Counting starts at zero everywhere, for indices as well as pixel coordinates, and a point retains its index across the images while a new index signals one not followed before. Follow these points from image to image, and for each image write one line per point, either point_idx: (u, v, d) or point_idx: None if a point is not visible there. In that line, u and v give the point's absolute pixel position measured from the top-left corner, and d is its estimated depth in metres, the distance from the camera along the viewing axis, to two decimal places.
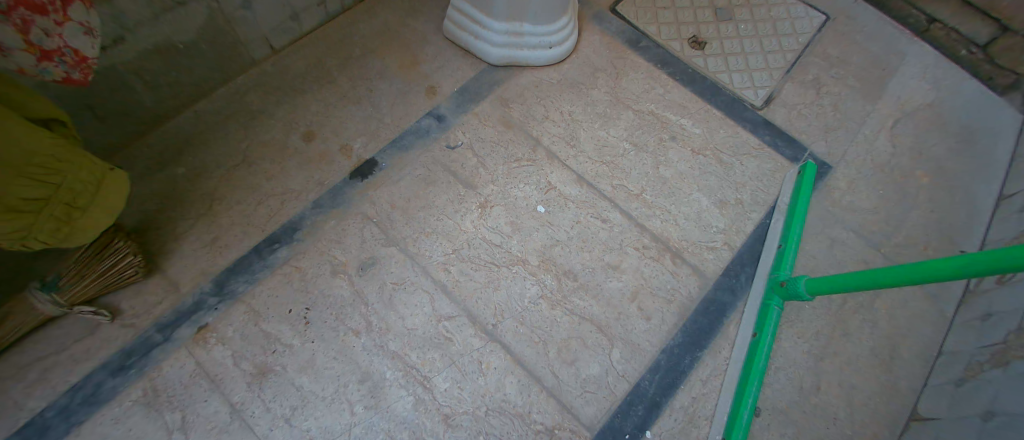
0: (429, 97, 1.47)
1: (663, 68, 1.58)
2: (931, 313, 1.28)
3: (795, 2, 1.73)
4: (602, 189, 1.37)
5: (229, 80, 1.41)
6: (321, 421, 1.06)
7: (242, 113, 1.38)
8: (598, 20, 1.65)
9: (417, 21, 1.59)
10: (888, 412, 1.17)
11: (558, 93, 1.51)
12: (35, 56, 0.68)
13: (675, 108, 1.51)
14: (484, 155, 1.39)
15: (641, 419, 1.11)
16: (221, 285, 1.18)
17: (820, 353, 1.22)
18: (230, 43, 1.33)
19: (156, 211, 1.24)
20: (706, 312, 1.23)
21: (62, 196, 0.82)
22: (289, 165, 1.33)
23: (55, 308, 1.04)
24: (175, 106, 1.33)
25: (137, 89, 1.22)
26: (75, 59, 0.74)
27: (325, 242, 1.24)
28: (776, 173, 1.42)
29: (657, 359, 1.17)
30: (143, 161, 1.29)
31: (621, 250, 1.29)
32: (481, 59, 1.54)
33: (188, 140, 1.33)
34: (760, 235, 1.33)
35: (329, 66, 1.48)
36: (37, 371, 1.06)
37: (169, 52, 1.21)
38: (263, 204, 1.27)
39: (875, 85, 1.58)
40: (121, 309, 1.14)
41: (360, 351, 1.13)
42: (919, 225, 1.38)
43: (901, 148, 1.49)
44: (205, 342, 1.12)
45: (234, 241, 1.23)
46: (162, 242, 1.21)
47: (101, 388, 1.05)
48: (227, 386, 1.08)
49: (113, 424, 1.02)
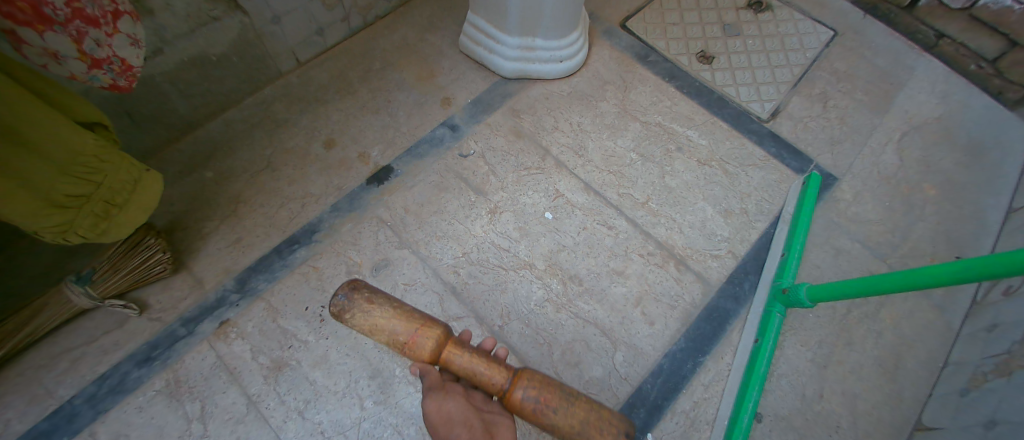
0: (444, 107, 1.53)
1: (671, 81, 1.62)
2: (937, 324, 1.28)
3: (803, 17, 1.76)
4: (609, 197, 1.40)
5: (257, 89, 1.49)
6: (332, 414, 1.11)
7: (267, 122, 1.46)
8: (608, 35, 1.71)
9: (434, 36, 1.66)
10: (892, 422, 1.17)
11: (568, 105, 1.56)
12: (87, 64, 0.75)
13: (682, 121, 1.55)
14: (495, 163, 1.44)
15: (642, 421, 1.14)
16: (242, 282, 1.24)
17: (824, 362, 1.23)
18: (258, 55, 1.41)
19: (184, 212, 1.31)
20: (709, 319, 1.25)
21: (102, 194, 0.89)
22: (310, 170, 1.39)
23: (88, 300, 1.10)
24: (206, 114, 1.41)
25: (172, 98, 1.30)
26: (122, 67, 0.82)
27: (341, 243, 1.30)
28: (781, 184, 1.45)
29: (660, 363, 1.20)
30: (174, 165, 1.37)
31: (626, 256, 1.32)
32: (494, 72, 1.60)
33: (216, 146, 1.41)
34: (764, 244, 1.35)
35: (349, 77, 1.55)
36: (69, 360, 1.12)
37: (203, 64, 1.30)
38: (285, 207, 1.34)
39: (882, 99, 1.60)
40: (149, 304, 1.20)
41: (372, 348, 1.18)
42: (926, 237, 1.39)
43: (907, 161, 1.50)
44: (225, 336, 1.17)
45: (257, 241, 1.29)
46: (189, 241, 1.28)
47: (128, 378, 1.11)
48: (245, 378, 1.13)
49: (137, 413, 1.08)
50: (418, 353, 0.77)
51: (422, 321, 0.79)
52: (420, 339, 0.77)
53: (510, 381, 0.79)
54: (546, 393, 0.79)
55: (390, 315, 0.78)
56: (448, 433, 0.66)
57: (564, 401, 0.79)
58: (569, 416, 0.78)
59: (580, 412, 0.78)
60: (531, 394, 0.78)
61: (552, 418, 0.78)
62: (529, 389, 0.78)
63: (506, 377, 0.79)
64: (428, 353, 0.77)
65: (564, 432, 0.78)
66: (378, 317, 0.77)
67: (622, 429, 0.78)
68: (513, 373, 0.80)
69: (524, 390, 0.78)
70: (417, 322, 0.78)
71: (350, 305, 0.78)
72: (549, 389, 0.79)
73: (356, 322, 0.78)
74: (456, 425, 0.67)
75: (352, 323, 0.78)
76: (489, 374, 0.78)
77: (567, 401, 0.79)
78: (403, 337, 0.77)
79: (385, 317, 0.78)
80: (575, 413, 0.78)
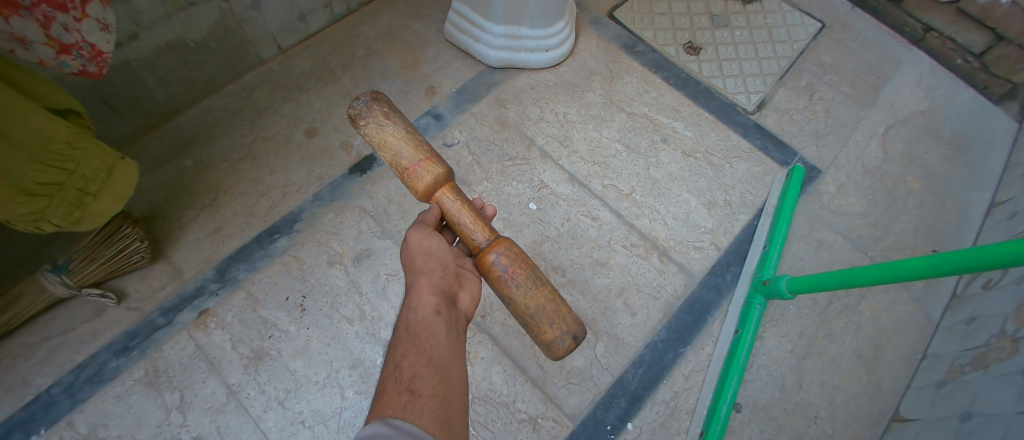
0: (428, 96, 1.51)
1: (657, 72, 1.62)
2: (917, 317, 1.29)
3: (792, 9, 1.75)
4: (593, 188, 1.40)
5: (238, 76, 1.47)
6: (313, 404, 1.11)
7: (248, 109, 1.44)
8: (595, 25, 1.69)
9: (420, 23, 1.64)
10: (869, 413, 1.19)
11: (553, 95, 1.55)
12: (55, 50, 0.73)
13: (668, 112, 1.54)
14: (480, 153, 1.43)
15: (622, 411, 1.14)
16: (223, 272, 1.23)
17: (803, 353, 1.24)
18: (238, 41, 1.39)
19: (163, 201, 1.29)
20: (691, 310, 1.26)
21: (76, 182, 0.88)
22: (291, 159, 1.38)
23: (64, 289, 1.09)
24: (185, 101, 1.39)
25: (149, 84, 1.28)
26: (92, 53, 0.79)
27: (323, 233, 1.29)
28: (765, 176, 1.45)
29: (641, 354, 1.20)
30: (153, 153, 1.35)
31: (610, 247, 1.32)
32: (480, 61, 1.59)
33: (196, 133, 1.39)
34: (747, 236, 1.36)
35: (333, 65, 1.53)
36: (45, 350, 1.11)
37: (180, 50, 1.28)
38: (266, 196, 1.33)
39: (868, 92, 1.61)
40: (127, 293, 1.18)
41: (353, 338, 1.18)
42: (908, 230, 1.40)
43: (892, 154, 1.51)
44: (205, 326, 1.16)
45: (237, 230, 1.28)
46: (168, 230, 1.26)
47: (105, 368, 1.10)
48: (225, 368, 1.13)
49: (115, 402, 1.08)
50: (412, 181, 0.83)
51: (427, 155, 0.85)
52: (419, 170, 0.83)
53: (489, 243, 0.85)
54: (515, 266, 0.83)
55: (401, 137, 0.84)
56: (423, 263, 0.80)
57: (529, 280, 0.83)
58: (526, 295, 0.82)
59: (538, 297, 0.83)
60: (503, 261, 0.83)
61: (510, 290, 0.83)
62: (501, 256, 0.83)
63: (487, 237, 0.85)
64: (421, 185, 0.83)
65: (516, 306, 0.83)
66: (389, 134, 0.84)
67: (570, 331, 0.83)
68: (494, 238, 0.86)
69: (497, 254, 0.82)
70: (423, 155, 0.84)
71: (369, 114, 0.85)
72: (520, 264, 0.84)
73: (368, 132, 0.85)
74: (432, 259, 0.79)
75: (364, 131, 0.85)
76: (471, 228, 0.85)
77: (532, 283, 0.83)
78: (406, 162, 0.83)
79: (396, 137, 0.84)
80: (534, 296, 0.83)
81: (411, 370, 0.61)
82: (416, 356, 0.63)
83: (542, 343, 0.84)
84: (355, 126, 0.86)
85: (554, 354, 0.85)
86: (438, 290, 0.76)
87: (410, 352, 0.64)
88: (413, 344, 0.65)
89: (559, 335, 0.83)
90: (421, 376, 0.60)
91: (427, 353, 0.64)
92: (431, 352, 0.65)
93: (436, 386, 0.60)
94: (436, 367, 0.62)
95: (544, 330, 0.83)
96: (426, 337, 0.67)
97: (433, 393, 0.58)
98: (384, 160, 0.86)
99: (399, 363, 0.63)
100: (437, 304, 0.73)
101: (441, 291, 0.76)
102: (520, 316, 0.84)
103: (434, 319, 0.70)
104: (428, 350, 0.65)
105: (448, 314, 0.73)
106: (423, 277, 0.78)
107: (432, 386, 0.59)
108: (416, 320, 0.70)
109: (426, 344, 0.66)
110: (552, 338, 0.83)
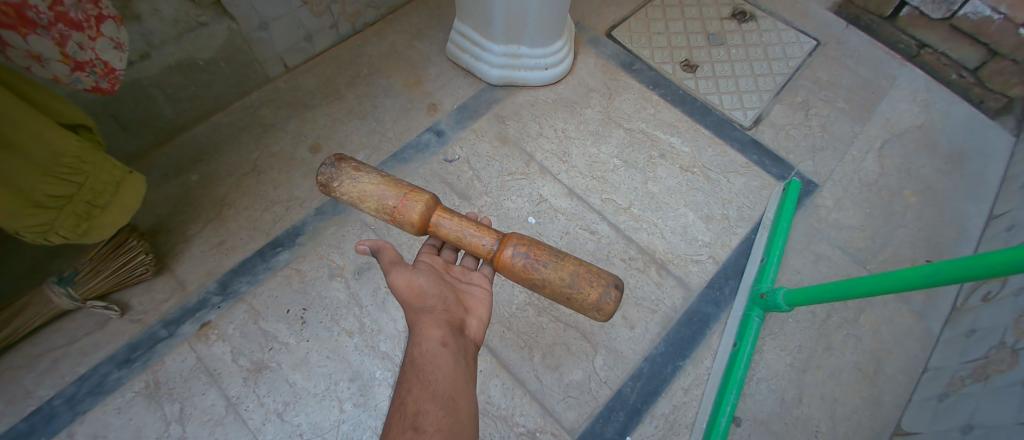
0: (430, 113, 1.55)
1: (655, 89, 1.65)
2: (918, 330, 1.29)
3: (786, 28, 1.79)
4: (591, 202, 1.42)
5: (244, 94, 1.51)
6: (311, 417, 1.11)
7: (254, 126, 1.47)
8: (593, 44, 1.74)
9: (423, 43, 1.69)
10: (870, 427, 1.18)
11: (552, 111, 1.58)
12: (70, 67, 0.76)
13: (665, 128, 1.57)
14: (480, 168, 1.46)
15: (621, 425, 1.14)
16: (225, 284, 1.24)
17: (803, 366, 1.23)
18: (246, 60, 1.43)
19: (168, 215, 1.32)
20: (689, 323, 1.26)
21: (85, 195, 0.90)
22: (294, 174, 1.41)
23: (69, 301, 1.10)
24: (193, 117, 1.43)
25: (159, 102, 1.32)
26: (105, 70, 0.83)
27: (324, 246, 1.31)
28: (762, 191, 1.47)
29: (640, 367, 1.20)
30: (161, 168, 1.38)
31: (608, 260, 1.33)
32: (481, 79, 1.63)
33: (203, 150, 1.42)
34: (745, 249, 1.37)
35: (337, 83, 1.57)
36: (47, 361, 1.12)
37: (190, 68, 1.32)
38: (269, 210, 1.35)
39: (863, 107, 1.63)
40: (131, 305, 1.20)
41: (352, 350, 1.18)
42: (906, 244, 1.41)
43: (889, 168, 1.52)
44: (206, 338, 1.18)
45: (240, 243, 1.30)
46: (172, 243, 1.28)
47: (107, 379, 1.11)
48: (225, 380, 1.13)
49: (115, 414, 1.08)
50: (406, 215, 0.87)
51: (408, 189, 0.89)
52: (407, 204, 0.87)
53: (499, 243, 0.89)
54: (534, 250, 0.88)
55: (378, 183, 0.88)
56: (421, 302, 0.80)
57: (552, 257, 0.88)
58: (556, 269, 0.87)
59: (567, 267, 0.87)
60: (520, 252, 0.87)
61: (541, 273, 0.87)
62: (517, 247, 0.87)
63: (495, 239, 0.90)
64: (415, 217, 0.87)
65: (553, 284, 0.87)
66: (366, 184, 0.88)
67: (608, 282, 0.87)
68: (502, 237, 0.90)
69: (513, 247, 0.87)
70: (404, 189, 0.88)
71: (340, 174, 0.89)
72: (537, 248, 0.88)
73: (345, 189, 0.88)
74: (429, 297, 0.80)
75: (341, 191, 0.88)
76: (478, 236, 0.89)
77: (555, 258, 0.88)
78: (392, 202, 0.87)
79: (373, 185, 0.88)
80: (564, 267, 0.87)
81: (415, 406, 0.63)
82: (420, 392, 0.65)
83: (590, 308, 0.87)
84: (330, 191, 0.89)
85: (604, 315, 0.88)
86: (443, 322, 0.77)
87: (414, 387, 0.66)
88: (418, 379, 0.67)
89: (602, 292, 0.86)
90: (425, 411, 0.62)
91: (432, 387, 0.66)
92: (435, 386, 0.66)
93: (441, 421, 0.61)
94: (441, 401, 0.64)
95: (587, 294, 0.86)
96: (431, 370, 0.68)
97: (439, 428, 0.60)
98: (370, 210, 0.89)
99: (404, 399, 0.65)
100: (442, 336, 0.73)
101: (446, 322, 0.77)
102: (560, 293, 0.88)
103: (440, 352, 0.71)
104: (433, 384, 0.66)
105: (455, 344, 0.74)
106: (426, 312, 0.78)
107: (437, 421, 0.61)
108: (422, 353, 0.71)
109: (430, 378, 0.67)
110: (597, 297, 0.86)
